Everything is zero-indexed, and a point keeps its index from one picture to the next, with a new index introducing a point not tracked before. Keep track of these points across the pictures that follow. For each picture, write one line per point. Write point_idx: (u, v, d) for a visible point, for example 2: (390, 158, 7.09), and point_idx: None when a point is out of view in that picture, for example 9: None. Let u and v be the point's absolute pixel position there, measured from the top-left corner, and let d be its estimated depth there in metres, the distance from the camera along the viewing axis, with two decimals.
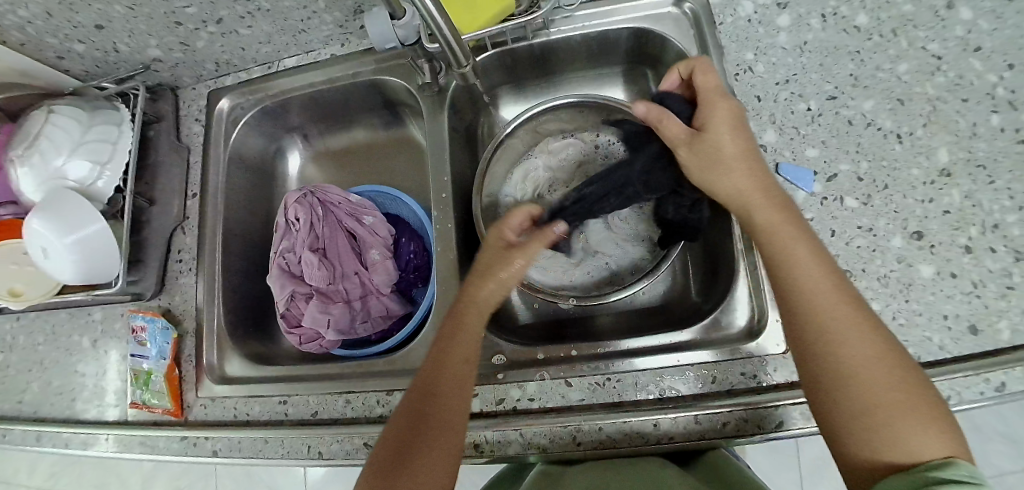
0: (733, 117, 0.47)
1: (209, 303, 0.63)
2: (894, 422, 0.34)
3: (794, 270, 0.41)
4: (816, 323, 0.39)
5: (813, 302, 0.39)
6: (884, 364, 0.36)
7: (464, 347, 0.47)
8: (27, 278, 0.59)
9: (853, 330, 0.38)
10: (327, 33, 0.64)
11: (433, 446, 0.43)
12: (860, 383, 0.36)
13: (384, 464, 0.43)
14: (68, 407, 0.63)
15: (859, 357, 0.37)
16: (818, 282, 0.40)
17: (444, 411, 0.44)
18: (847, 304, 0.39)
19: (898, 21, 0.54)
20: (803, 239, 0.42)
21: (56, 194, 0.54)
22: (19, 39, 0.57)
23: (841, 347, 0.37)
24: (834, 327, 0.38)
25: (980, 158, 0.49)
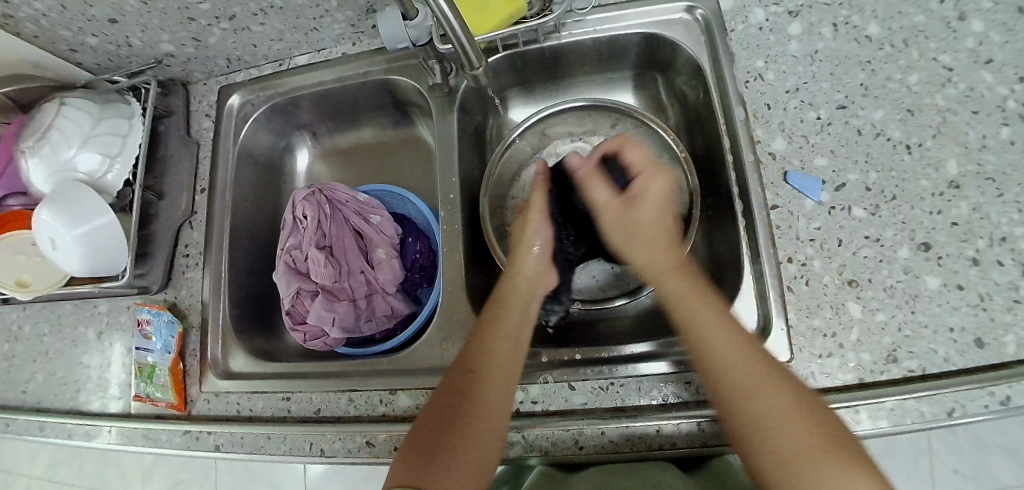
0: (662, 193, 0.52)
1: (215, 297, 0.63)
2: (812, 465, 0.35)
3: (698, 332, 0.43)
4: (726, 378, 0.40)
5: (718, 361, 0.41)
6: (800, 413, 0.37)
7: (509, 326, 0.48)
8: (34, 269, 0.60)
9: (757, 384, 0.39)
10: (339, 31, 0.64)
11: (475, 424, 0.42)
12: (771, 429, 0.37)
13: (423, 438, 0.42)
14: (72, 399, 0.63)
15: (767, 404, 0.38)
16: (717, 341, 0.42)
17: (489, 388, 0.44)
18: (751, 356, 0.41)
19: (909, 32, 0.54)
20: (704, 298, 0.44)
21: (66, 186, 0.55)
22: (34, 31, 0.57)
23: (747, 399, 0.39)
24: (738, 380, 0.40)
25: (989, 171, 0.49)
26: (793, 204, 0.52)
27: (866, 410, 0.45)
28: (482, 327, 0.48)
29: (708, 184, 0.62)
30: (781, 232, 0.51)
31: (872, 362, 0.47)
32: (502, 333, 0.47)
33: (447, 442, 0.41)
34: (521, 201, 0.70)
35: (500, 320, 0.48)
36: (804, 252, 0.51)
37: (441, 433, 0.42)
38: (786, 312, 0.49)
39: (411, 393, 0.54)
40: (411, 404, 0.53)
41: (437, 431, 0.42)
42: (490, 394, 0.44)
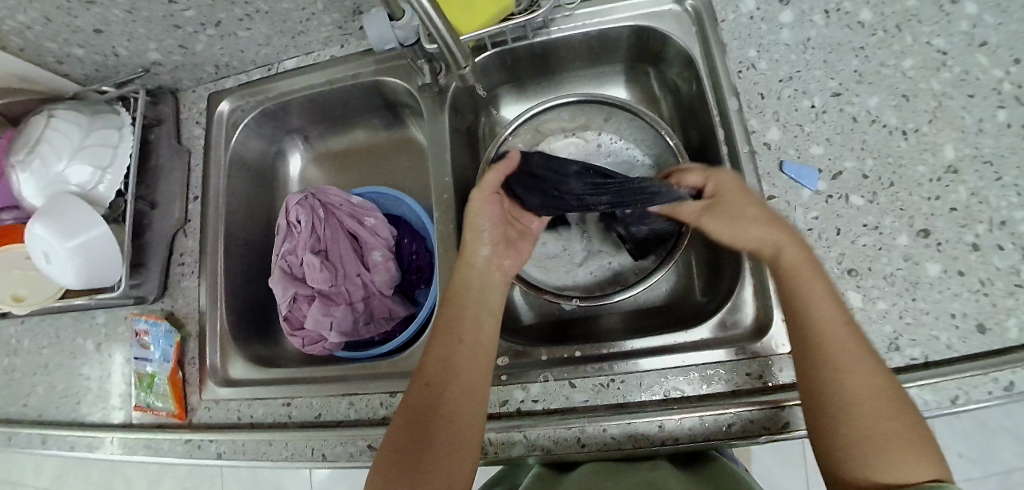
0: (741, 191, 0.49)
1: (213, 305, 0.63)
2: (892, 446, 0.37)
3: (809, 310, 0.42)
4: (831, 353, 0.40)
5: (836, 355, 0.40)
6: (883, 391, 0.39)
7: (469, 330, 0.48)
8: (29, 283, 0.59)
9: (861, 357, 0.40)
10: (327, 34, 0.63)
11: (445, 439, 0.42)
12: (862, 413, 0.38)
13: (400, 457, 0.42)
14: (72, 411, 0.63)
15: (869, 386, 0.39)
16: (830, 316, 0.41)
17: (458, 394, 0.44)
18: (858, 341, 0.41)
19: (902, 17, 0.53)
20: (817, 277, 0.43)
21: (57, 199, 0.55)
22: (18, 44, 0.57)
23: (854, 375, 0.39)
24: (846, 354, 0.40)
25: (987, 154, 0.49)
26: (791, 194, 0.51)
27: None
28: (439, 337, 0.48)
29: None
30: None
31: (872, 351, 0.46)
32: (459, 341, 0.47)
33: (417, 461, 0.41)
34: None
35: (460, 325, 0.48)
36: (801, 242, 0.50)
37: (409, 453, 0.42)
38: None
39: None
40: None
41: (410, 445, 0.42)
42: (455, 405, 0.44)
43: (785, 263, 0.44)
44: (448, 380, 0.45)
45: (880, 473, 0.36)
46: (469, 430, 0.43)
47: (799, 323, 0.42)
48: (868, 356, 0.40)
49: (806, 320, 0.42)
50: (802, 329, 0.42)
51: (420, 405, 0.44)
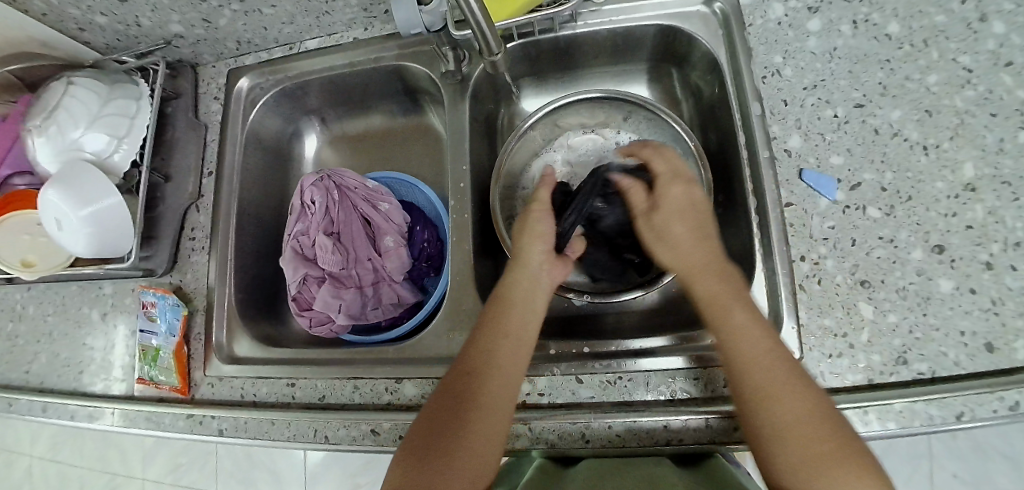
0: (684, 199, 0.53)
1: (221, 281, 0.62)
2: (823, 478, 0.37)
3: (738, 342, 0.43)
4: (756, 388, 0.41)
5: (754, 363, 0.42)
6: (812, 420, 0.39)
7: (513, 324, 0.48)
8: (40, 249, 0.57)
9: (785, 389, 0.40)
10: (351, 16, 0.63)
11: (472, 431, 0.42)
12: (788, 443, 0.39)
13: (424, 440, 0.42)
14: (74, 380, 0.63)
15: (792, 417, 0.40)
16: (752, 352, 0.42)
17: (493, 385, 0.44)
18: (785, 375, 0.41)
19: (930, 31, 0.53)
20: (738, 309, 0.45)
21: (70, 165, 0.54)
22: (41, 8, 0.56)
23: (779, 408, 0.40)
24: (769, 385, 0.41)
25: (1006, 174, 0.49)
26: (808, 203, 0.51)
27: (874, 411, 0.45)
28: (483, 327, 0.49)
29: (721, 181, 0.62)
30: (794, 230, 0.51)
31: (881, 364, 0.46)
32: (501, 332, 0.48)
33: (445, 444, 0.42)
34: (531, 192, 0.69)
35: (501, 320, 0.49)
36: (817, 251, 0.50)
37: (438, 435, 0.42)
38: (797, 310, 0.49)
39: (417, 382, 0.54)
40: (416, 393, 0.54)
41: (437, 431, 0.43)
42: (485, 396, 0.44)
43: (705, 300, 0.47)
44: (485, 370, 0.45)
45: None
46: (499, 423, 0.43)
47: (727, 357, 0.44)
48: (800, 386, 0.41)
49: (728, 355, 0.44)
50: (728, 362, 0.44)
51: (457, 390, 0.45)
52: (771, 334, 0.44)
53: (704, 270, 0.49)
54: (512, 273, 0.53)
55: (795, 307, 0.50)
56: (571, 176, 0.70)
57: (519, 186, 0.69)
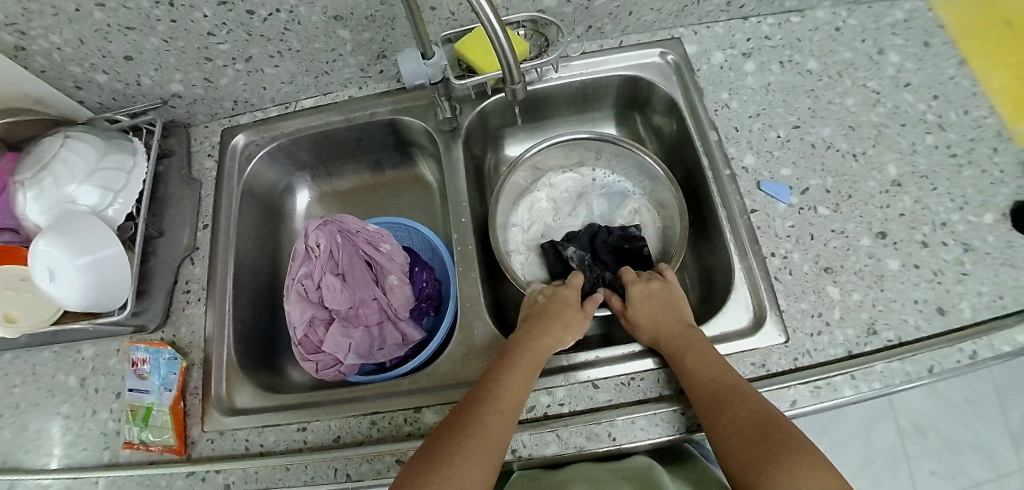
0: (648, 290, 0.59)
1: (220, 332, 0.61)
2: (773, 468, 0.40)
3: (691, 368, 0.49)
4: (705, 405, 0.46)
5: (703, 388, 0.47)
6: (753, 423, 0.44)
7: (521, 370, 0.50)
8: (26, 303, 0.55)
9: (730, 403, 0.45)
10: (348, 75, 0.70)
11: (463, 453, 0.43)
12: (739, 449, 0.43)
13: (421, 457, 0.43)
14: (44, 456, 0.56)
15: (737, 426, 0.44)
16: (705, 381, 0.48)
17: (493, 417, 0.46)
18: (734, 393, 0.46)
19: (841, 66, 0.64)
20: (690, 345, 0.52)
21: (70, 219, 0.54)
22: (43, 65, 0.57)
23: (721, 419, 0.45)
24: (718, 402, 0.46)
25: (922, 170, 0.59)
26: (769, 208, 0.57)
27: (860, 375, 0.50)
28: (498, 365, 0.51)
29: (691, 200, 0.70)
30: (761, 231, 0.56)
31: (856, 336, 0.52)
32: (513, 374, 0.49)
33: (451, 443, 0.43)
34: (520, 228, 0.74)
35: (515, 364, 0.51)
36: (783, 246, 0.56)
37: (435, 450, 0.43)
38: (776, 298, 0.54)
39: (437, 409, 0.53)
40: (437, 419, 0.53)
41: (431, 450, 0.43)
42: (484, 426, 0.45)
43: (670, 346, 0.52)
44: (492, 405, 0.46)
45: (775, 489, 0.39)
46: (487, 452, 0.43)
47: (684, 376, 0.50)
48: (744, 399, 0.45)
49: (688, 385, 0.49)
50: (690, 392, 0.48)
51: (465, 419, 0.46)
52: (718, 360, 0.50)
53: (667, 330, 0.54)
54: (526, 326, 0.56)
55: (774, 296, 0.54)
56: (555, 211, 0.76)
57: (509, 224, 0.74)
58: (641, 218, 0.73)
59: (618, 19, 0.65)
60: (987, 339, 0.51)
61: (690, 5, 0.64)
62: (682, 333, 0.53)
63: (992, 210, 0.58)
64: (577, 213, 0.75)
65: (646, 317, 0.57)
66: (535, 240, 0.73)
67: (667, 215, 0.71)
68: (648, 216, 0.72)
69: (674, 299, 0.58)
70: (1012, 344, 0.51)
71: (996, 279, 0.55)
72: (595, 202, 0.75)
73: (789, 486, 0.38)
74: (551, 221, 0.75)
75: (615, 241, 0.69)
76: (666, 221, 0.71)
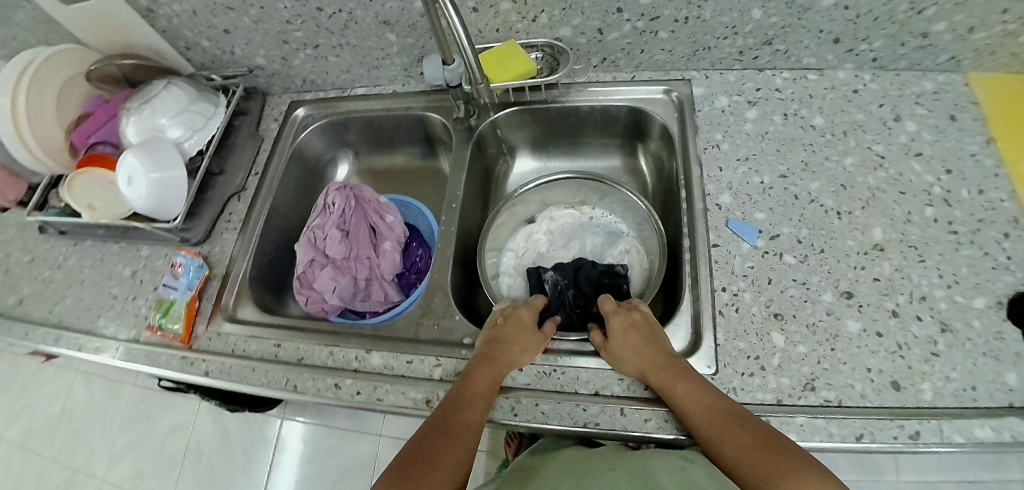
0: (627, 321, 0.56)
1: (241, 257, 0.73)
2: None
3: (685, 401, 0.47)
4: (704, 433, 0.45)
5: (701, 419, 0.46)
6: (756, 448, 0.43)
7: (484, 383, 0.51)
8: (106, 198, 0.70)
9: (732, 428, 0.44)
10: (394, 73, 0.81)
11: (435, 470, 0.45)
12: (748, 473, 0.42)
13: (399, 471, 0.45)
14: (89, 322, 0.71)
15: (740, 450, 0.43)
16: (700, 410, 0.46)
17: (458, 434, 0.47)
18: (732, 419, 0.45)
19: (849, 126, 0.64)
20: (681, 376, 0.49)
21: (153, 144, 0.69)
22: (165, 26, 0.75)
23: (725, 444, 0.44)
24: (717, 429, 0.45)
25: (912, 240, 0.57)
26: (732, 245, 0.58)
27: (776, 423, 0.49)
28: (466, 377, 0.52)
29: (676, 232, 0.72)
30: (718, 265, 0.58)
31: (790, 387, 0.51)
32: (478, 388, 0.51)
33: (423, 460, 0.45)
34: (514, 254, 0.77)
35: (480, 377, 0.52)
36: (736, 284, 0.56)
37: (409, 465, 0.45)
38: (715, 332, 0.54)
39: (383, 355, 0.59)
40: (380, 364, 0.59)
41: (407, 463, 0.45)
42: (452, 454, 0.46)
43: (657, 378, 0.50)
44: (453, 434, 0.47)
45: None
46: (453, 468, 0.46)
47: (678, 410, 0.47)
48: (744, 425, 0.45)
49: (683, 416, 0.47)
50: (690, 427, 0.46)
51: (432, 443, 0.47)
52: (708, 387, 0.48)
53: (652, 359, 0.51)
54: (494, 348, 0.54)
55: (714, 329, 0.55)
56: (551, 243, 0.77)
57: (504, 249, 0.78)
58: (630, 258, 0.72)
59: (630, 54, 0.70)
60: (935, 424, 0.48)
61: (701, 50, 0.68)
62: (667, 364, 0.50)
63: (985, 295, 0.53)
64: (570, 247, 0.76)
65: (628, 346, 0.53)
66: (525, 266, 0.76)
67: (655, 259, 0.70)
68: (636, 257, 0.72)
69: (652, 326, 0.55)
70: (965, 436, 0.47)
71: (973, 368, 0.51)
72: (589, 240, 0.76)
73: None
74: (545, 252, 0.77)
75: (597, 274, 0.68)
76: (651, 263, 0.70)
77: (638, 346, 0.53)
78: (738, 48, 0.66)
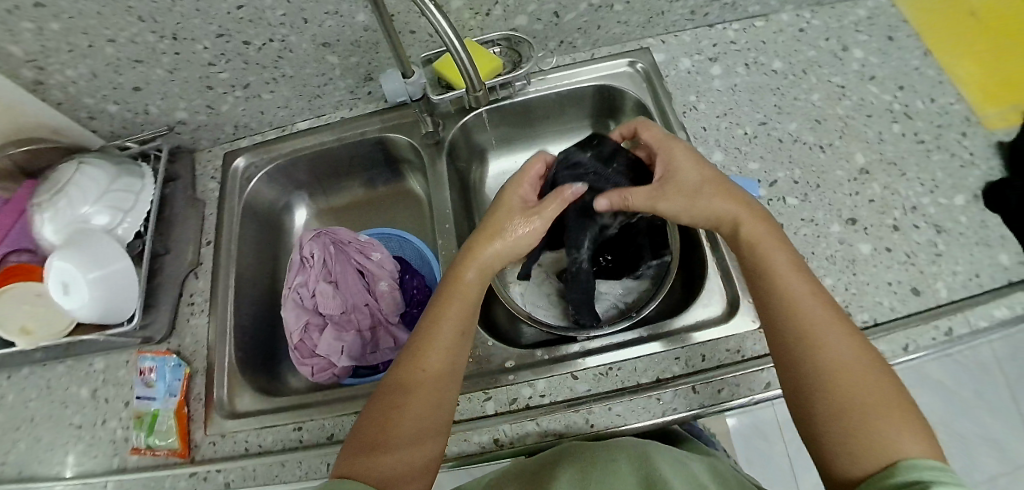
0: (691, 169, 0.53)
1: (221, 341, 0.64)
2: (875, 416, 0.38)
3: (790, 294, 0.45)
4: (802, 331, 0.43)
5: (806, 317, 0.43)
6: (854, 368, 0.41)
7: (456, 322, 0.50)
8: (39, 316, 0.58)
9: (834, 335, 0.42)
10: (340, 98, 0.75)
11: (410, 425, 0.45)
12: (837, 386, 0.40)
13: (376, 422, 0.46)
14: (57, 464, 0.59)
15: (838, 364, 0.41)
16: (808, 304, 0.44)
17: (427, 389, 0.46)
18: (836, 327, 0.43)
19: (805, 64, 0.69)
20: (785, 261, 0.47)
21: (83, 238, 0.58)
22: (58, 97, 0.64)
23: (824, 352, 0.41)
24: (819, 333, 0.42)
25: (890, 157, 0.61)
26: None
27: None
28: (438, 312, 0.51)
29: None
30: None
31: None
32: (449, 330, 0.49)
33: (396, 413, 0.45)
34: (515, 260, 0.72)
35: (449, 310, 0.50)
36: None
37: (384, 416, 0.46)
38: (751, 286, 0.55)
39: None
40: None
41: (383, 413, 0.46)
42: (421, 406, 0.46)
43: (749, 245, 0.48)
44: (417, 386, 0.47)
45: (880, 440, 0.37)
46: (429, 423, 0.45)
47: (779, 304, 0.45)
48: (848, 338, 0.42)
49: (783, 307, 0.44)
50: (790, 320, 0.44)
51: (403, 396, 0.46)
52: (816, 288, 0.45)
53: (744, 223, 0.49)
54: (477, 242, 0.54)
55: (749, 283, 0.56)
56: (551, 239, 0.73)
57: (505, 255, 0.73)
58: None
59: (587, 32, 0.70)
60: (963, 316, 0.51)
61: (655, 17, 0.69)
62: (757, 231, 0.49)
63: (963, 191, 0.58)
64: None
65: (705, 192, 0.51)
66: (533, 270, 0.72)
67: None
68: None
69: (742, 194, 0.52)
70: (989, 320, 0.51)
71: (971, 258, 0.55)
72: None
73: (900, 441, 0.37)
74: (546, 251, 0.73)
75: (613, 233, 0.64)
76: None
77: (722, 208, 0.50)
78: (689, 8, 0.69)
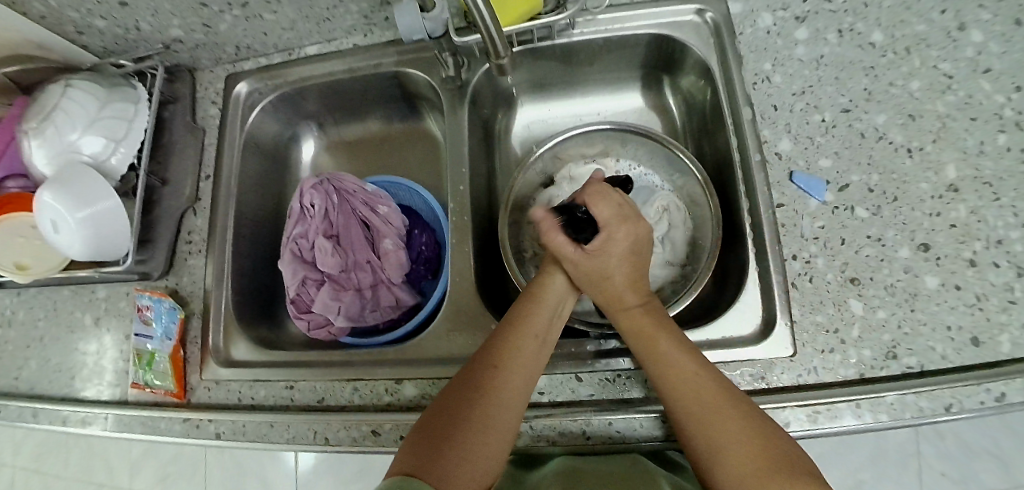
0: (618, 239, 0.50)
1: (218, 285, 0.63)
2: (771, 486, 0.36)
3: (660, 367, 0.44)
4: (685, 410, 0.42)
5: (676, 389, 0.42)
6: (752, 437, 0.38)
7: (535, 324, 0.47)
8: (33, 252, 0.58)
9: (710, 408, 0.40)
10: (351, 23, 0.66)
11: (478, 436, 0.40)
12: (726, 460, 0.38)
13: (439, 423, 0.41)
14: (67, 385, 0.62)
15: (725, 439, 0.39)
16: (681, 379, 0.42)
17: (500, 395, 0.42)
18: (721, 398, 0.41)
19: (911, 40, 0.55)
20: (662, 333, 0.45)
21: (70, 170, 0.54)
22: (40, 11, 0.57)
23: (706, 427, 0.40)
24: (693, 409, 0.41)
25: (987, 175, 0.50)
26: (798, 204, 0.52)
27: (866, 404, 0.45)
28: (513, 319, 0.47)
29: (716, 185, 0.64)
30: (786, 230, 0.52)
31: (871, 359, 0.47)
32: (528, 334, 0.46)
33: (464, 417, 0.41)
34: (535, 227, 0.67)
35: (532, 321, 0.47)
36: (807, 250, 0.51)
37: (449, 419, 0.41)
38: (789, 308, 0.49)
39: (416, 383, 0.53)
40: (416, 394, 0.53)
41: (446, 418, 0.41)
42: (495, 415, 0.41)
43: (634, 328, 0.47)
44: (494, 389, 0.42)
45: None
46: (500, 435, 0.41)
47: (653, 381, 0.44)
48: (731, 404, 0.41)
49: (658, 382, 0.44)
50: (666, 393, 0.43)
51: (468, 399, 0.42)
52: (696, 357, 0.44)
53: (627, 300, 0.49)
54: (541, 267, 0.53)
55: (788, 302, 0.50)
56: None
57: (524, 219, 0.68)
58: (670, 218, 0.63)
59: None
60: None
61: None
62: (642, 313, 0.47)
63: None
64: None
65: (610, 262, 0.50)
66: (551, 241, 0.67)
67: (700, 218, 0.62)
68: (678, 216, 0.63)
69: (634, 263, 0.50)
70: None
71: None
72: None
73: None
74: None
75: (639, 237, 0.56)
76: (698, 223, 0.62)
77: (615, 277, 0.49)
78: None
